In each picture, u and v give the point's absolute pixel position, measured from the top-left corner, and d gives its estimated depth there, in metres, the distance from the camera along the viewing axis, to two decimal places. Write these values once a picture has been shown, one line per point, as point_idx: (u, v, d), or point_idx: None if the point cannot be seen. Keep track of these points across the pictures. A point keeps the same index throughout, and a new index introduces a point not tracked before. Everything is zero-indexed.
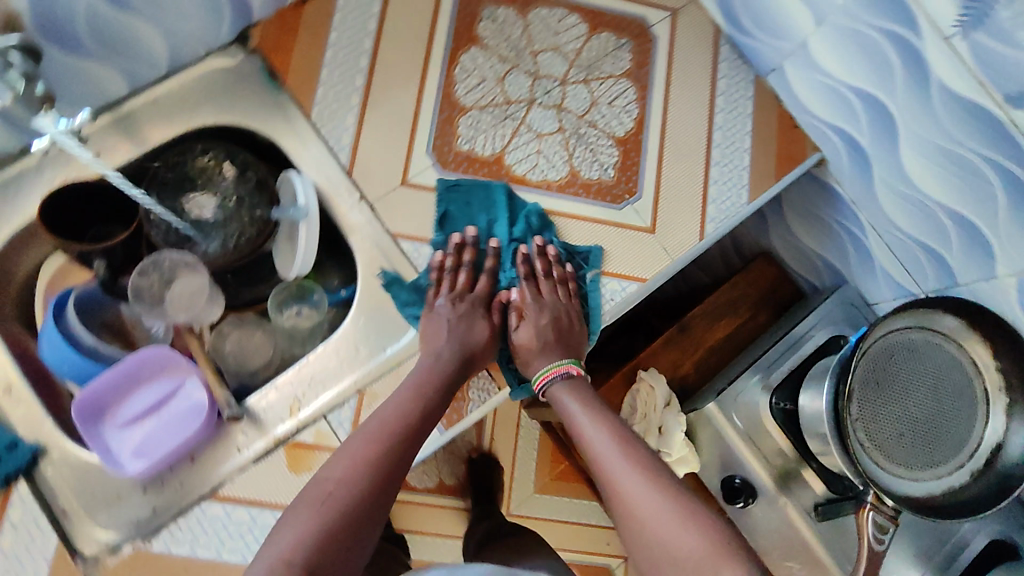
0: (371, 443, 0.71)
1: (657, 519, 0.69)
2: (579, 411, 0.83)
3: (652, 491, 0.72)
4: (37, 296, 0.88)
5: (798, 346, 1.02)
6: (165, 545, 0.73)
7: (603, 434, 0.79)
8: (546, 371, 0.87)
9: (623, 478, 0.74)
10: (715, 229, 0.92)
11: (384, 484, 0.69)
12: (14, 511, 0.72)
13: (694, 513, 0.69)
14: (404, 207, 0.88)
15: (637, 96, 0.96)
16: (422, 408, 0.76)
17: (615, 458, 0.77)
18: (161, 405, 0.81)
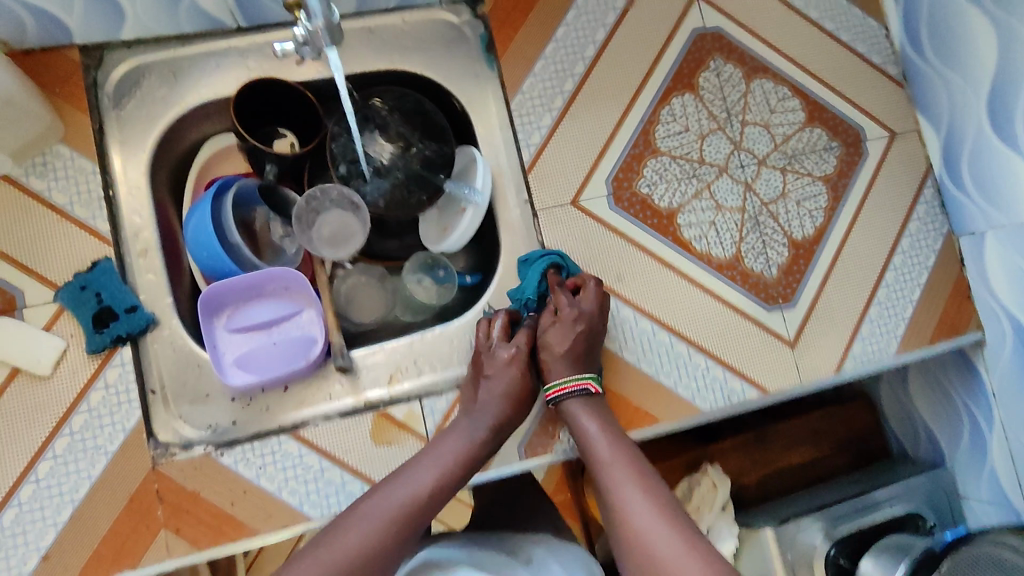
0: (394, 500, 0.67)
1: (672, 565, 0.63)
2: (597, 435, 0.75)
3: (669, 530, 0.66)
4: (199, 157, 0.87)
5: (869, 512, 0.98)
6: (234, 462, 0.75)
7: (618, 459, 0.72)
8: (562, 383, 0.78)
9: (632, 518, 0.68)
10: (852, 368, 0.88)
11: (423, 513, 0.68)
12: (111, 372, 0.74)
13: (712, 561, 0.63)
14: (567, 225, 0.86)
15: (827, 204, 0.92)
16: (443, 481, 0.70)
17: (637, 493, 0.70)
18: (273, 324, 0.81)
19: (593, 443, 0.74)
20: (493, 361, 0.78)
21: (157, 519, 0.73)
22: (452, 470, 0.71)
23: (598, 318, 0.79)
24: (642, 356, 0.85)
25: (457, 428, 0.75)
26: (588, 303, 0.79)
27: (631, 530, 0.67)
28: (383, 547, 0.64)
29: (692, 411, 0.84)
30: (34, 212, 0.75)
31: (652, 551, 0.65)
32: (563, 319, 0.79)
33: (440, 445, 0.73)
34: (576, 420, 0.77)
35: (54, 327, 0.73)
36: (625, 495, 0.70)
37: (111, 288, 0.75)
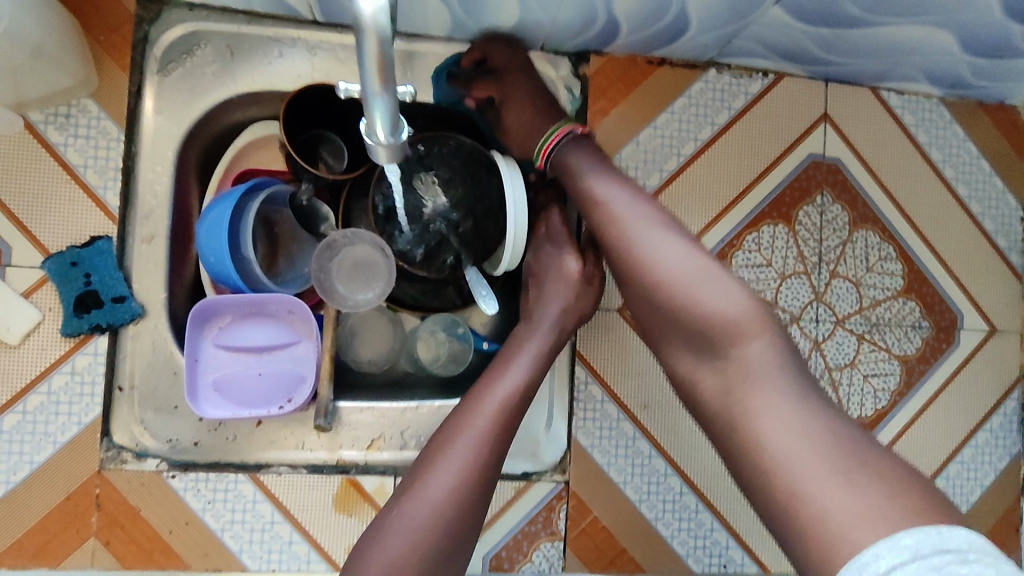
0: (463, 429, 0.62)
1: (677, 291, 0.61)
2: (589, 171, 0.69)
3: (669, 249, 0.63)
4: (219, 164, 0.78)
5: None
6: (183, 488, 0.69)
7: (616, 196, 0.66)
8: (545, 142, 0.73)
9: (638, 252, 0.63)
10: None
11: (502, 437, 0.63)
12: (81, 359, 0.68)
13: (717, 275, 0.62)
14: (606, 333, 0.77)
15: (896, 388, 0.81)
16: (523, 398, 0.66)
17: (641, 226, 0.64)
18: (265, 351, 0.73)
19: (584, 178, 0.69)
20: (544, 257, 0.75)
21: (90, 526, 0.68)
22: (520, 385, 0.66)
23: (520, 64, 0.75)
24: (645, 496, 0.76)
25: (527, 342, 0.70)
26: (503, 61, 0.75)
27: (642, 267, 0.63)
28: (491, 460, 0.62)
29: (681, 569, 0.77)
30: (45, 168, 0.69)
31: (666, 279, 0.62)
32: (506, 95, 0.76)
33: (512, 357, 0.68)
34: (565, 162, 0.71)
35: (33, 296, 0.67)
36: (628, 228, 0.64)
37: (103, 272, 0.69)
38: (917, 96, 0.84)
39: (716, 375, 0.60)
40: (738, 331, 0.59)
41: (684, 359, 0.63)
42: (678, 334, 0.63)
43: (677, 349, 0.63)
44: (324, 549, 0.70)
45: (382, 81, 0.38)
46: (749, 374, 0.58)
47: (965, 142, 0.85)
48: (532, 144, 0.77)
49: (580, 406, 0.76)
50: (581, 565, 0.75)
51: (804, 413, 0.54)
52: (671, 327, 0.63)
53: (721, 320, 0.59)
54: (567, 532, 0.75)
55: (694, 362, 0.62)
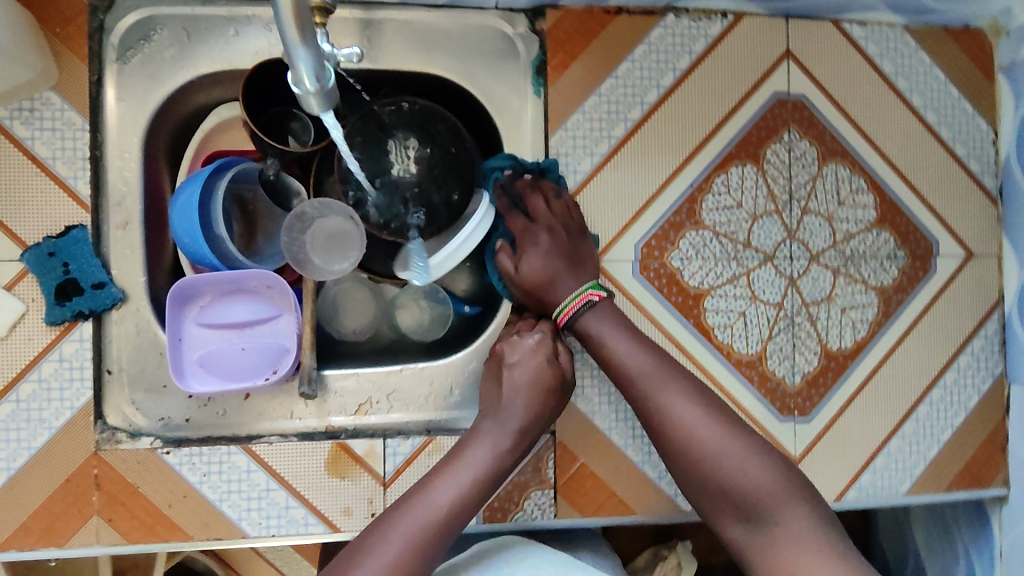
0: (395, 531, 0.65)
1: (718, 463, 0.69)
2: (618, 338, 0.73)
3: (707, 425, 0.70)
4: (188, 148, 0.80)
5: None
6: (178, 463, 0.71)
7: (650, 366, 0.72)
8: (567, 307, 0.74)
9: (679, 426, 0.70)
10: (853, 499, 0.82)
11: (435, 541, 0.66)
12: (68, 346, 0.70)
13: (751, 446, 0.70)
14: None
15: (874, 318, 0.82)
16: (461, 500, 0.68)
17: (678, 400, 0.71)
18: (247, 326, 0.75)
19: (615, 348, 0.73)
20: (518, 347, 0.74)
21: (92, 505, 0.70)
22: (466, 493, 0.68)
23: (564, 219, 0.76)
24: (629, 440, 0.78)
25: (484, 440, 0.71)
26: (548, 213, 0.76)
27: (685, 438, 0.70)
28: (418, 561, 0.65)
29: (669, 508, 0.79)
30: (12, 161, 0.69)
31: (710, 454, 0.69)
32: (532, 245, 0.76)
33: (465, 457, 0.70)
34: (588, 326, 0.74)
35: (15, 288, 0.69)
36: (667, 401, 0.71)
37: (80, 260, 0.70)
38: (882, 25, 0.83)
39: (760, 540, 0.67)
40: (777, 501, 0.67)
41: (726, 525, 0.70)
42: (718, 502, 0.70)
43: (715, 510, 0.70)
44: (321, 512, 0.73)
45: (300, 35, 0.40)
46: (785, 541, 0.66)
47: (932, 69, 0.84)
48: (543, 297, 0.76)
49: None
50: (571, 510, 0.77)
51: (833, 559, 0.63)
52: (713, 496, 0.70)
53: (763, 491, 0.68)
54: (554, 479, 0.77)
55: (732, 522, 0.69)
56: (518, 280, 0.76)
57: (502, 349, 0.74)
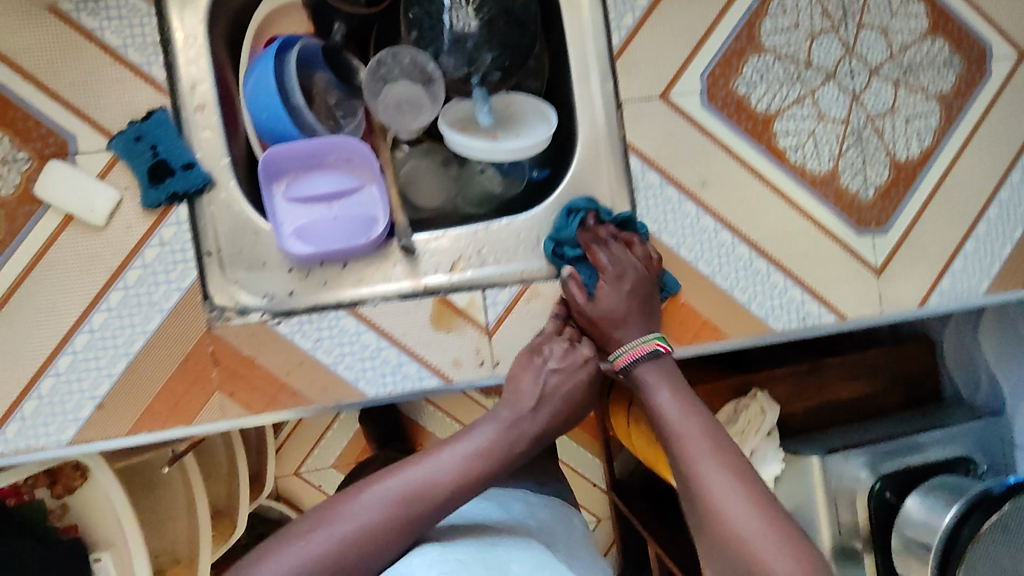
0: (391, 491, 0.66)
1: (745, 538, 0.61)
2: (669, 402, 0.72)
3: (741, 499, 0.64)
4: (247, 34, 0.80)
5: (905, 454, 1.00)
6: (291, 332, 0.73)
7: (694, 431, 0.69)
8: (627, 351, 0.75)
9: (708, 492, 0.65)
10: (937, 303, 0.84)
11: (420, 518, 0.65)
12: (167, 230, 0.71)
13: (789, 539, 0.61)
14: (654, 119, 0.78)
15: (938, 126, 0.83)
16: (468, 472, 0.68)
17: (716, 471, 0.66)
18: (334, 198, 0.76)
19: (666, 409, 0.72)
20: (557, 355, 0.76)
21: (212, 381, 0.73)
22: (477, 468, 0.69)
23: (646, 266, 0.77)
24: (717, 268, 0.80)
25: (496, 419, 0.73)
26: (631, 257, 0.77)
27: (710, 506, 0.64)
28: (382, 539, 0.64)
29: (763, 329, 0.81)
30: (84, 52, 0.69)
31: (736, 535, 0.62)
32: (613, 278, 0.76)
33: (466, 440, 0.71)
34: (641, 381, 0.75)
35: (107, 177, 0.69)
36: (702, 470, 0.67)
37: (167, 142, 0.70)
38: None
39: None
40: None
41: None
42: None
43: None
44: (432, 364, 0.75)
45: None
46: None
47: None
48: (605, 336, 0.77)
49: (641, 195, 0.78)
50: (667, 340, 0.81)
51: None
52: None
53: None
54: None
55: None
56: (588, 312, 0.76)
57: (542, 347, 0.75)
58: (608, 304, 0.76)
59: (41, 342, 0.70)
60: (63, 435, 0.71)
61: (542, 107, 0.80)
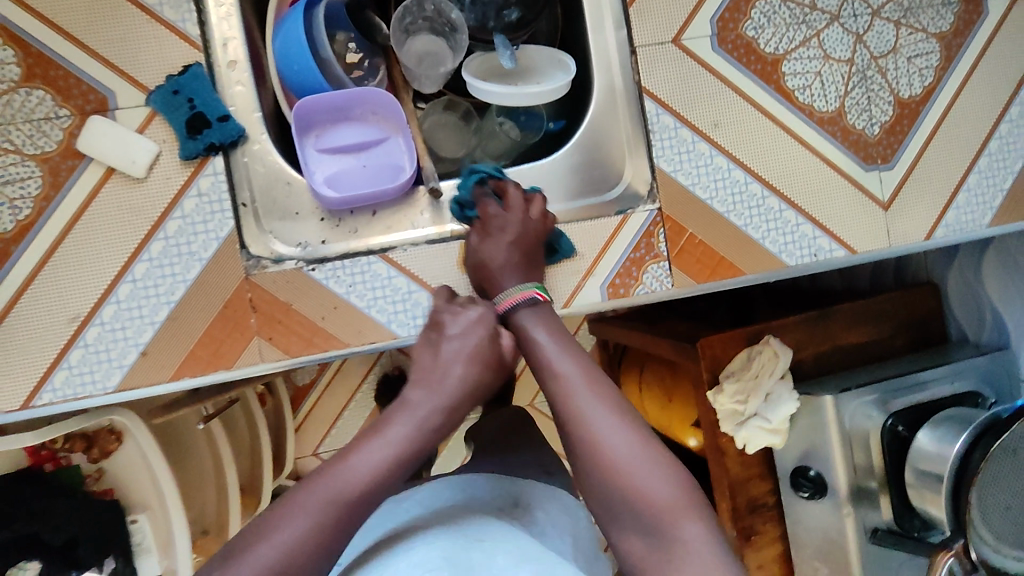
0: (317, 498, 0.61)
1: (624, 465, 0.65)
2: (547, 341, 0.73)
3: (619, 428, 0.67)
4: None
5: (913, 391, 1.03)
6: (325, 278, 0.76)
7: (571, 367, 0.71)
8: (506, 297, 0.76)
9: (588, 425, 0.67)
10: (942, 236, 0.87)
11: (351, 515, 0.61)
12: (204, 181, 0.73)
13: (662, 461, 0.66)
14: (667, 63, 0.81)
15: (939, 64, 0.86)
16: (399, 458, 0.65)
17: (595, 407, 0.69)
18: (362, 148, 0.80)
19: (544, 349, 0.73)
20: (457, 320, 0.73)
21: (251, 327, 0.75)
22: (399, 453, 0.65)
23: (536, 222, 0.78)
24: (731, 208, 0.83)
25: (413, 407, 0.69)
26: (522, 210, 0.79)
27: (587, 437, 0.67)
28: (316, 550, 0.59)
29: (777, 264, 0.84)
30: (121, 10, 0.72)
31: (617, 463, 0.65)
32: (498, 227, 0.78)
33: (388, 432, 0.67)
34: (520, 323, 0.75)
35: (146, 131, 0.72)
36: (582, 407, 0.69)
37: (203, 95, 0.73)
38: None
39: (660, 559, 0.62)
40: (676, 515, 0.63)
41: (626, 535, 0.64)
42: (614, 507, 0.65)
43: (620, 524, 0.65)
44: None
45: None
46: (676, 554, 0.61)
47: None
48: (489, 284, 0.78)
49: (656, 137, 0.81)
50: (686, 279, 0.82)
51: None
52: (612, 501, 0.65)
53: (656, 499, 0.64)
54: (669, 251, 0.82)
55: (626, 530, 0.65)
56: (473, 256, 0.77)
57: (442, 317, 0.74)
58: (491, 250, 0.77)
59: (88, 291, 0.72)
60: (109, 381, 0.73)
61: (563, 62, 0.82)
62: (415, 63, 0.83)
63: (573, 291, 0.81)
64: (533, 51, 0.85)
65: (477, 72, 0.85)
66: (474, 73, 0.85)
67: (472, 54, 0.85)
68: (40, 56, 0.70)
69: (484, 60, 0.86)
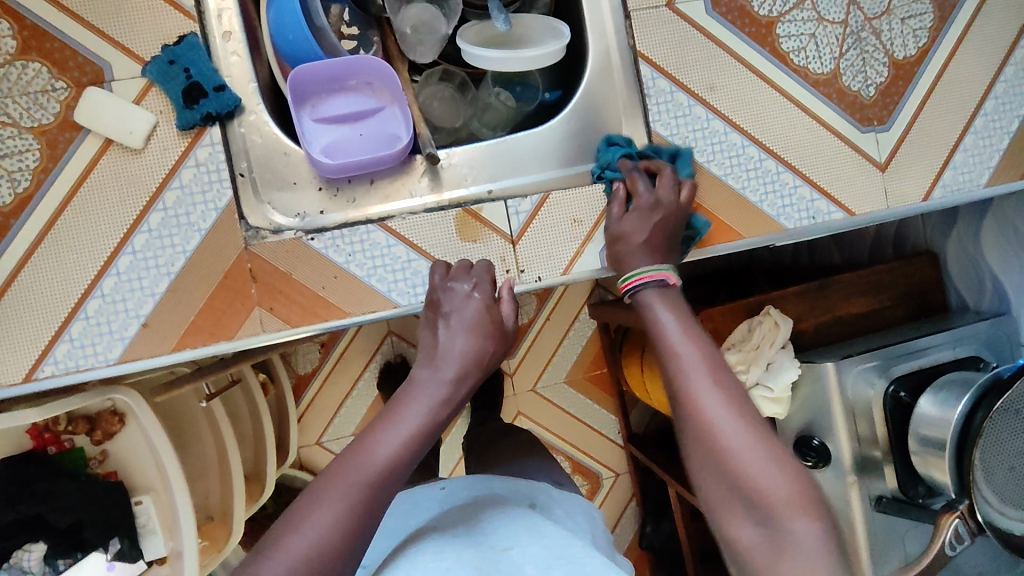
0: (344, 480, 0.59)
1: (737, 452, 0.61)
2: (672, 323, 0.70)
3: (734, 416, 0.63)
4: None
5: (914, 357, 1.03)
6: (324, 247, 0.76)
7: (695, 351, 0.67)
8: (632, 275, 0.74)
9: (700, 408, 0.64)
10: (940, 196, 0.87)
11: (382, 492, 0.60)
12: (202, 151, 0.73)
13: (778, 456, 0.61)
14: (661, 28, 0.81)
15: (933, 24, 0.86)
16: (418, 431, 0.64)
17: (710, 392, 0.64)
18: (358, 117, 0.81)
19: (666, 330, 0.70)
20: (452, 297, 0.73)
21: (252, 297, 0.75)
22: (419, 426, 0.65)
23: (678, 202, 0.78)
24: (729, 170, 0.83)
25: (422, 388, 0.68)
26: (666, 190, 0.78)
27: (700, 422, 0.63)
28: (351, 531, 0.57)
29: (776, 228, 0.84)
30: None
31: (729, 450, 0.61)
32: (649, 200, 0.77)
33: (403, 411, 0.66)
34: (643, 301, 0.74)
35: (143, 102, 0.72)
36: (696, 390, 0.65)
37: (199, 65, 0.73)
38: None
39: (772, 558, 0.57)
40: (789, 514, 0.58)
41: (739, 526, 0.60)
42: (726, 497, 0.61)
43: (728, 514, 0.61)
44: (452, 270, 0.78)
45: None
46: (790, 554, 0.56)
47: None
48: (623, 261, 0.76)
49: (652, 101, 0.81)
50: (685, 244, 0.83)
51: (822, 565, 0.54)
52: (723, 489, 0.61)
53: (773, 494, 0.59)
54: None
55: (736, 521, 0.60)
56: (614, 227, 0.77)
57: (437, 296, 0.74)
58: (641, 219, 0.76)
59: (87, 264, 0.72)
60: (111, 353, 0.73)
61: (558, 28, 0.82)
62: (412, 31, 0.83)
63: (572, 257, 0.80)
64: (530, 19, 0.84)
65: (473, 40, 0.85)
66: (469, 40, 0.85)
67: (471, 24, 0.86)
68: (35, 29, 0.71)
69: (481, 28, 0.86)
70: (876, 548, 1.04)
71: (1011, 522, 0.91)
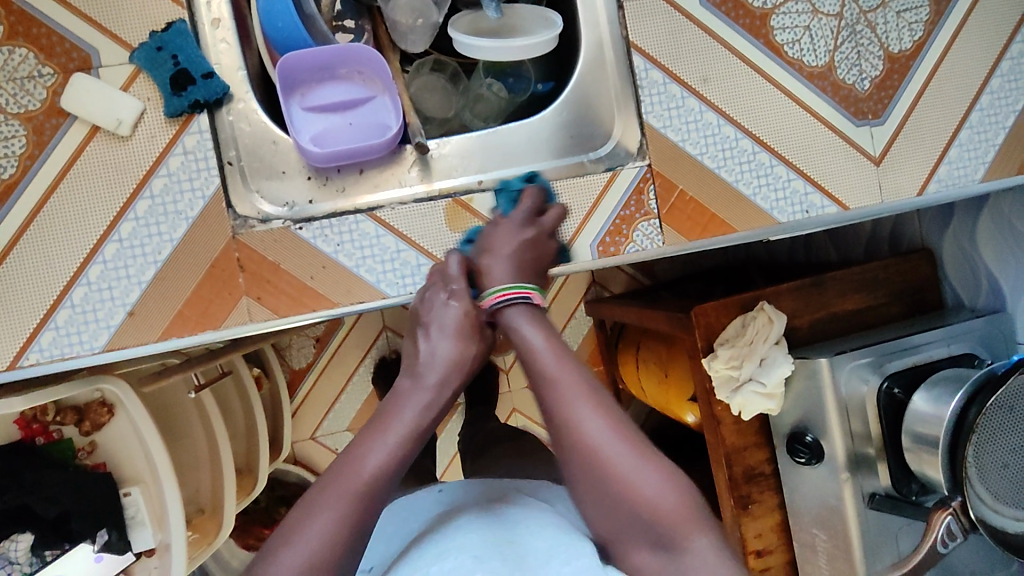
0: (333, 494, 0.60)
1: (625, 478, 0.62)
2: (542, 346, 0.69)
3: (617, 439, 0.64)
4: None
5: (909, 355, 1.03)
6: (313, 237, 0.75)
7: (568, 375, 0.66)
8: (500, 292, 0.71)
9: (582, 438, 0.63)
10: (934, 191, 0.87)
11: (371, 503, 0.61)
12: (190, 139, 0.73)
13: (662, 468, 0.64)
14: (655, 18, 0.80)
15: (929, 17, 0.85)
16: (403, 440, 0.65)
17: (592, 419, 0.64)
18: (347, 106, 0.81)
19: (538, 353, 0.68)
20: (431, 304, 0.73)
21: (239, 287, 0.75)
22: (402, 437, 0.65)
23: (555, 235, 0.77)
24: (722, 163, 0.82)
25: (410, 397, 0.68)
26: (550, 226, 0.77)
27: (586, 453, 0.63)
28: (345, 544, 0.58)
29: (768, 221, 0.83)
30: None
31: (619, 476, 0.62)
32: (528, 229, 0.76)
33: (388, 422, 0.66)
34: (511, 323, 0.71)
35: (130, 89, 0.72)
36: (578, 418, 0.64)
37: (188, 51, 0.73)
38: None
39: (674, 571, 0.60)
40: (682, 528, 0.61)
41: (636, 550, 0.62)
42: (618, 520, 0.62)
43: (625, 540, 0.62)
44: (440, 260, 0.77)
45: None
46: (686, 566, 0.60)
47: None
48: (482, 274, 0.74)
49: (646, 92, 0.81)
50: (677, 237, 0.82)
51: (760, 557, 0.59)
52: (614, 515, 0.62)
53: (662, 511, 0.61)
54: (659, 209, 0.82)
55: (630, 544, 0.62)
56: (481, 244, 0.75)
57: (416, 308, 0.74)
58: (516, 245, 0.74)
59: (73, 251, 0.72)
60: (96, 342, 0.72)
61: (551, 18, 0.81)
62: (406, 20, 0.83)
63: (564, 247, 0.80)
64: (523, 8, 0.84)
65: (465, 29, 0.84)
66: (462, 31, 0.84)
67: (463, 14, 0.85)
68: (22, 14, 0.70)
69: (474, 18, 0.85)
70: (868, 544, 1.04)
71: (1005, 519, 0.90)
